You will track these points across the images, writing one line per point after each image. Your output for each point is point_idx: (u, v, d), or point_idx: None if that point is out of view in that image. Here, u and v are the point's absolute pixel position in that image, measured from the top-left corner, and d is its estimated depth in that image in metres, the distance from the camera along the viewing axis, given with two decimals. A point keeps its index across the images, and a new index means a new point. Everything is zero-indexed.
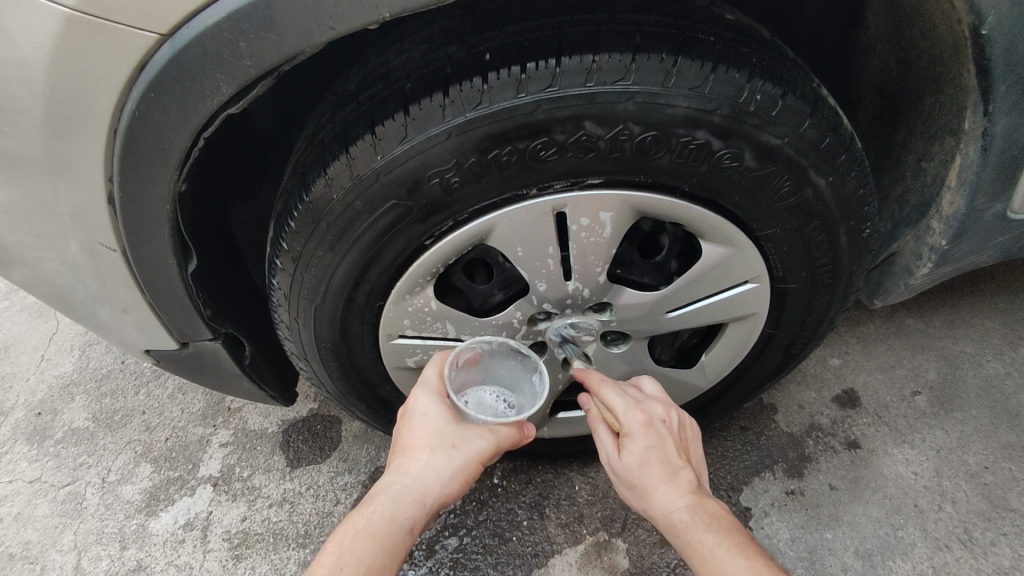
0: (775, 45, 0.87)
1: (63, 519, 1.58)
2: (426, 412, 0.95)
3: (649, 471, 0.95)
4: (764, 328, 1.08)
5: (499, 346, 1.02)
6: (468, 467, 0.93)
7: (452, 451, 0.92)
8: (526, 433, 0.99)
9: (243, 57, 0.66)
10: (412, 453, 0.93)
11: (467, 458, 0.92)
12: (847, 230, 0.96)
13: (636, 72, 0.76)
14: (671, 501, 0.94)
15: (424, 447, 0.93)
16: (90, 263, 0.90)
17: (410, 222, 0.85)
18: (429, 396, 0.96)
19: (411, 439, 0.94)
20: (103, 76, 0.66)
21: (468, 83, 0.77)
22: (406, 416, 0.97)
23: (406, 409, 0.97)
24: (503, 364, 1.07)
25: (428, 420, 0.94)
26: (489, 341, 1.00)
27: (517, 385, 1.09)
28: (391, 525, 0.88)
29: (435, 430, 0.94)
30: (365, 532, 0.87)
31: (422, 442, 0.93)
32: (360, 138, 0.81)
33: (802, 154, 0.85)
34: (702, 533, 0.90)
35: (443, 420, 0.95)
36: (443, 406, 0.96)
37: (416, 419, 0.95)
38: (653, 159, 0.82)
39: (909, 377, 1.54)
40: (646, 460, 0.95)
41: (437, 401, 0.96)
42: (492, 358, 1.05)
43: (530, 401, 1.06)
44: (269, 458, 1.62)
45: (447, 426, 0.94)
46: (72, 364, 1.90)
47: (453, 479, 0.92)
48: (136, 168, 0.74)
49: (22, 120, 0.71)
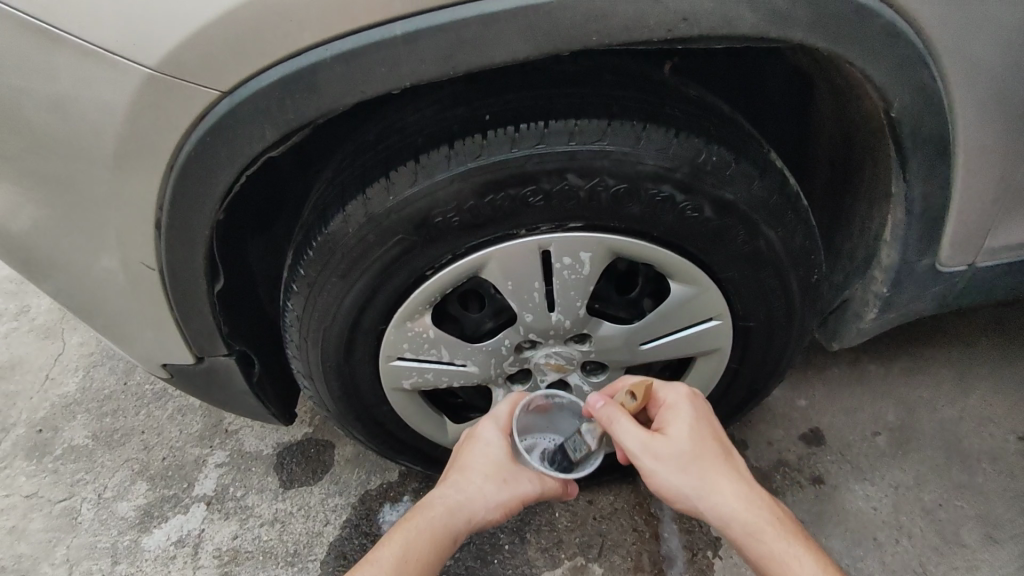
0: (732, 117, 1.02)
1: (57, 534, 1.63)
2: (490, 442, 1.09)
3: (703, 454, 0.98)
4: (728, 362, 1.20)
5: (569, 403, 1.15)
6: (512, 502, 1.06)
7: (502, 484, 1.06)
8: (569, 490, 1.14)
9: (287, 111, 0.79)
10: (468, 474, 1.06)
11: (514, 495, 1.06)
12: (799, 275, 1.09)
13: (611, 134, 0.90)
14: (728, 485, 0.97)
15: (481, 472, 1.06)
16: (128, 280, 1.01)
17: (414, 254, 0.97)
18: (496, 430, 1.10)
19: (470, 462, 1.07)
20: (169, 121, 0.79)
21: (471, 138, 0.91)
22: (471, 439, 1.11)
23: (472, 433, 1.11)
24: (568, 420, 1.19)
25: (491, 449, 1.08)
26: (562, 397, 1.14)
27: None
28: (442, 533, 1.00)
29: (492, 461, 1.07)
30: (425, 533, 1.00)
31: (480, 468, 1.06)
32: (375, 181, 0.94)
33: (754, 209, 0.99)
34: (771, 525, 0.95)
35: (501, 454, 1.08)
36: (504, 441, 1.09)
37: (479, 445, 1.09)
38: (625, 208, 0.95)
39: (870, 419, 1.65)
40: (698, 444, 0.99)
41: (501, 436, 1.10)
42: (560, 413, 1.17)
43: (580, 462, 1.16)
44: (263, 479, 1.68)
45: (503, 460, 1.07)
46: (75, 384, 1.96)
47: (496, 508, 1.05)
48: (185, 199, 0.87)
49: (91, 154, 0.83)
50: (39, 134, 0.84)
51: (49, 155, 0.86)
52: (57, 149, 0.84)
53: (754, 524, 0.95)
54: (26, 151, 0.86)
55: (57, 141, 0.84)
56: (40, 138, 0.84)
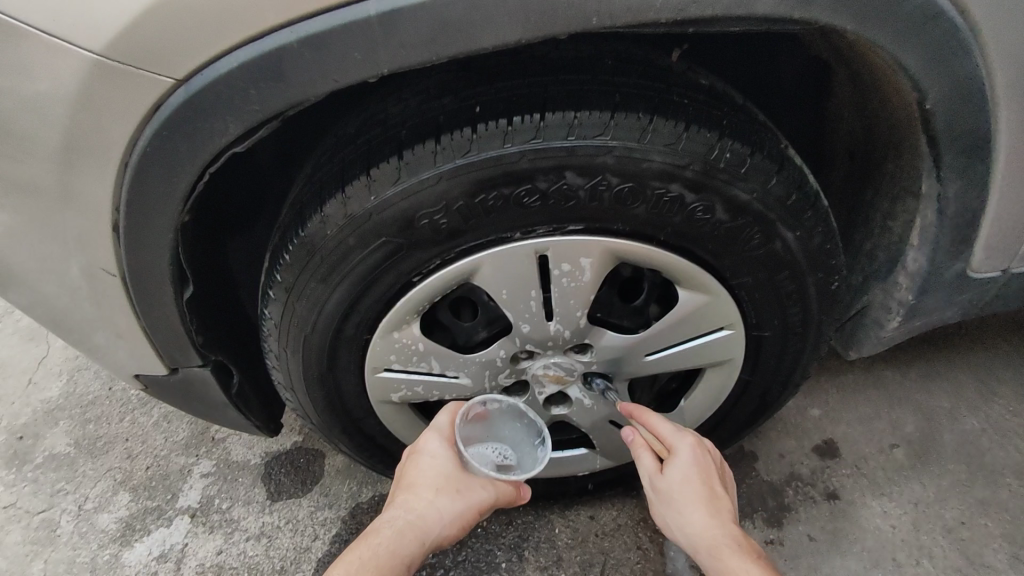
0: (746, 108, 0.94)
1: (35, 547, 1.52)
2: (434, 454, 1.03)
3: (699, 485, 0.98)
4: (740, 374, 1.12)
5: (509, 405, 1.11)
6: (467, 512, 1.01)
7: (455, 495, 1.00)
8: (523, 493, 1.08)
9: (252, 102, 0.72)
10: (416, 491, 1.00)
11: (468, 504, 1.01)
12: (817, 281, 1.01)
13: (614, 128, 0.82)
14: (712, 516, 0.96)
15: (430, 486, 1.00)
16: (90, 287, 0.94)
17: (399, 259, 0.89)
18: (439, 441, 1.04)
19: (417, 477, 1.01)
20: (121, 113, 0.72)
21: (459, 132, 0.83)
22: (414, 454, 1.04)
23: (414, 448, 1.05)
24: (508, 424, 1.14)
25: (437, 461, 1.02)
26: (501, 400, 1.09)
27: (516, 447, 1.15)
28: (393, 559, 0.94)
29: (440, 473, 1.02)
30: (372, 563, 0.92)
31: (428, 482, 1.00)
32: (355, 179, 0.86)
33: (770, 209, 0.90)
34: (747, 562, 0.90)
35: (448, 464, 1.03)
36: (450, 451, 1.04)
37: (424, 458, 1.03)
38: (630, 209, 0.87)
39: (887, 429, 1.57)
40: (693, 476, 0.99)
41: (445, 446, 1.04)
42: (499, 417, 1.13)
43: (529, 463, 1.13)
44: (250, 490, 1.57)
45: (452, 470, 1.02)
46: (59, 389, 1.85)
47: (451, 522, 1.00)
48: (144, 200, 0.80)
49: (39, 152, 0.76)
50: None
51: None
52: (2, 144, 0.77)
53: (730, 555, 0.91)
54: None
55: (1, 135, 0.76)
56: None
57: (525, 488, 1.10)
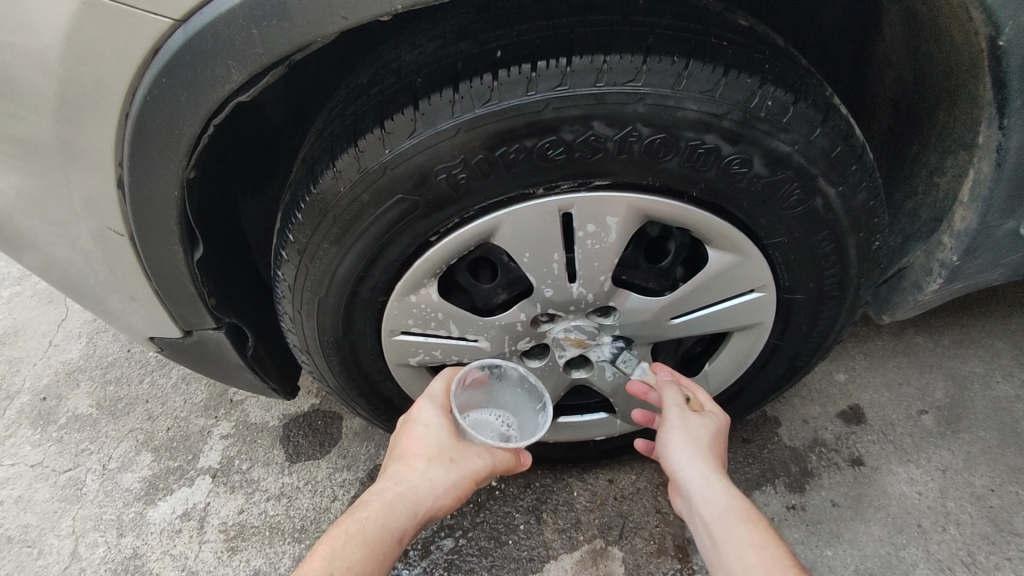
0: (788, 52, 0.87)
1: (63, 504, 1.52)
2: (428, 423, 0.99)
3: (713, 444, 0.96)
4: (769, 339, 1.07)
5: (510, 370, 1.09)
6: (463, 482, 0.96)
7: (449, 464, 0.96)
8: (523, 461, 1.05)
9: (255, 44, 0.68)
10: (408, 462, 0.96)
11: (462, 474, 0.96)
12: (857, 240, 0.95)
13: (646, 73, 0.76)
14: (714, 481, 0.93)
15: (422, 457, 0.96)
16: (99, 249, 0.91)
17: (415, 217, 0.85)
18: (433, 409, 1.01)
19: (409, 448, 0.98)
20: (117, 59, 0.69)
21: (479, 79, 0.77)
22: (407, 425, 1.01)
23: (408, 418, 1.02)
24: (509, 390, 1.13)
25: (430, 430, 0.99)
26: (502, 365, 1.07)
27: (517, 412, 1.14)
28: (382, 533, 0.89)
29: (434, 442, 0.98)
30: (357, 538, 0.87)
31: (421, 453, 0.97)
32: (369, 132, 0.81)
33: (811, 162, 0.84)
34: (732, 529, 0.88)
35: (443, 433, 0.99)
36: (445, 420, 1.00)
37: (417, 429, 0.99)
38: (662, 162, 0.81)
39: (916, 395, 1.52)
40: (714, 437, 0.97)
41: (440, 415, 1.00)
42: (499, 383, 1.11)
43: (530, 428, 1.11)
44: (269, 452, 1.57)
45: (446, 440, 0.99)
46: (79, 351, 1.86)
47: (446, 493, 0.95)
48: (147, 153, 0.77)
49: (36, 105, 0.73)
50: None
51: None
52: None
53: (725, 517, 0.87)
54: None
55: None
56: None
57: (525, 455, 1.07)
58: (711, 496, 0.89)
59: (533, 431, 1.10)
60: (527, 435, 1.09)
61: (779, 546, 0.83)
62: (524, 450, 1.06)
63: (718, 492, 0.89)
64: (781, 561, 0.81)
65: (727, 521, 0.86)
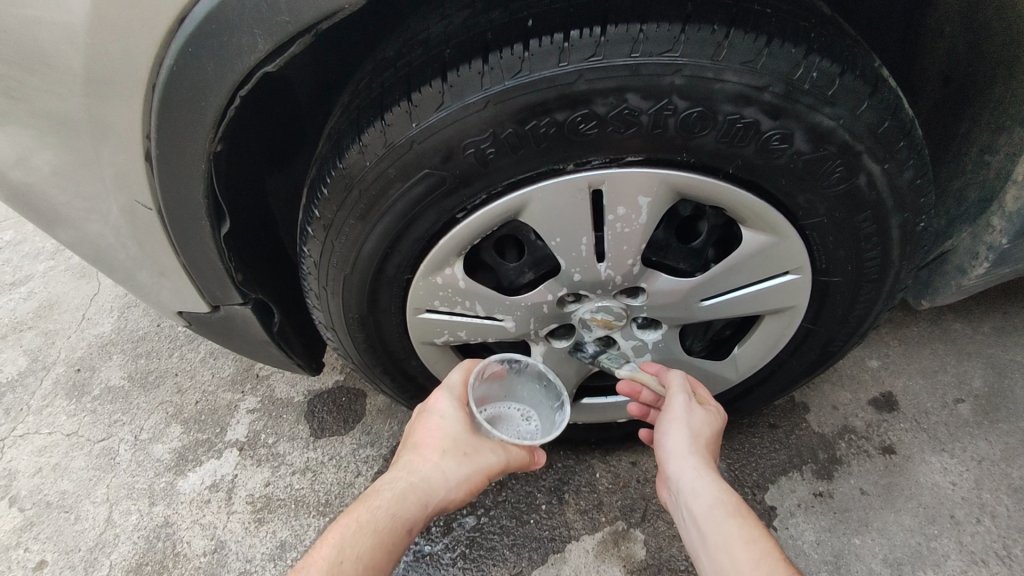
0: (835, 21, 0.82)
1: (97, 473, 1.57)
2: (444, 414, 1.00)
3: (708, 441, 0.97)
4: (802, 323, 1.04)
5: (529, 364, 1.08)
6: (475, 477, 0.96)
7: (463, 458, 0.96)
8: (536, 458, 1.05)
9: (282, 12, 0.66)
10: (422, 452, 0.96)
11: (476, 469, 0.96)
12: (901, 221, 0.91)
13: (684, 43, 0.73)
14: (709, 459, 0.94)
15: (437, 448, 0.96)
16: (130, 224, 0.92)
17: (442, 193, 0.83)
18: (450, 400, 1.01)
19: (424, 438, 0.98)
20: (143, 29, 0.68)
21: (511, 49, 0.75)
22: (423, 414, 1.02)
23: (424, 408, 1.02)
24: (527, 385, 1.13)
25: (446, 422, 0.99)
26: (520, 359, 1.07)
27: (537, 408, 1.13)
28: (390, 524, 0.89)
29: (448, 434, 0.98)
30: (367, 528, 0.88)
31: (435, 444, 0.97)
32: (396, 105, 0.79)
33: (857, 138, 0.81)
34: (727, 520, 0.86)
35: (459, 426, 0.99)
36: (460, 412, 1.01)
37: (433, 419, 1.00)
38: (697, 137, 0.78)
39: (952, 384, 1.47)
40: (712, 435, 0.99)
41: (456, 406, 1.01)
42: (517, 376, 1.11)
43: (548, 425, 1.10)
44: (294, 426, 1.60)
45: (461, 432, 0.99)
46: (111, 324, 1.90)
47: (459, 486, 0.95)
48: (175, 124, 0.76)
49: (63, 81, 0.73)
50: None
51: (8, 76, 0.74)
52: (16, 70, 0.73)
53: (718, 510, 0.87)
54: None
55: (14, 63, 0.72)
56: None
57: (539, 453, 1.06)
58: (701, 489, 0.89)
59: (550, 428, 1.09)
60: (543, 432, 1.09)
61: (768, 540, 0.84)
62: (537, 448, 1.06)
63: (712, 484, 0.90)
64: (769, 556, 0.81)
65: (716, 516, 0.86)
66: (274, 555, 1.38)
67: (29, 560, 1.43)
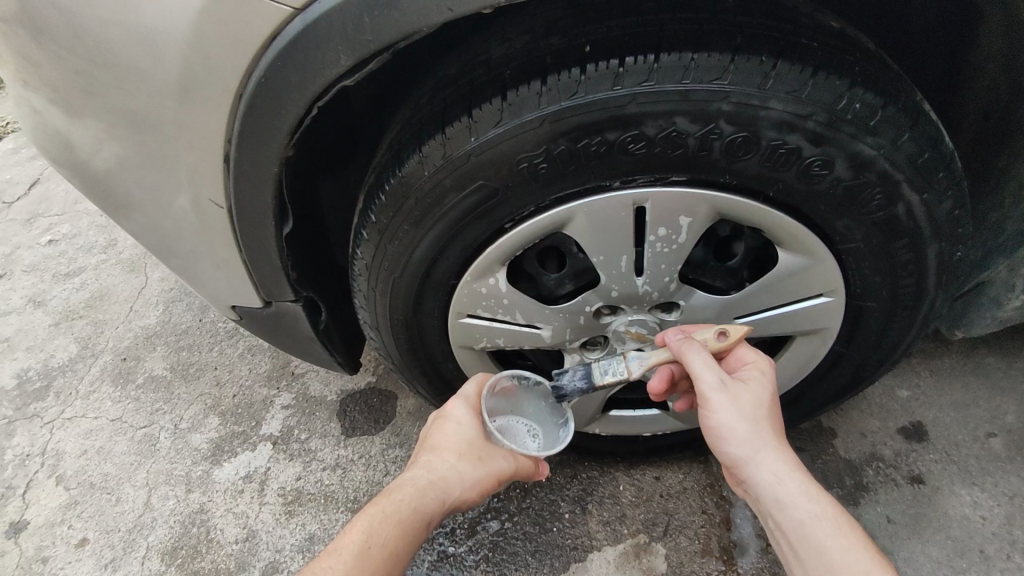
0: (879, 55, 0.86)
1: (139, 458, 1.64)
2: (460, 420, 1.04)
3: (767, 422, 0.92)
4: (834, 345, 1.06)
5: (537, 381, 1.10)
6: (489, 480, 1.01)
7: (477, 461, 1.01)
8: (541, 470, 1.10)
9: (365, 31, 0.73)
10: (440, 454, 1.01)
11: (490, 472, 1.01)
12: (938, 251, 0.93)
13: (733, 72, 0.77)
14: (781, 451, 0.90)
15: (454, 451, 1.01)
16: (198, 218, 0.99)
17: (494, 205, 0.88)
18: (465, 408, 1.05)
19: (441, 441, 1.02)
20: (238, 43, 0.75)
21: (568, 72, 0.80)
22: (439, 419, 1.05)
23: (441, 413, 1.06)
24: (533, 401, 1.14)
25: (462, 427, 1.03)
26: (530, 376, 1.10)
27: (541, 423, 1.14)
28: (412, 517, 0.93)
29: (464, 438, 1.02)
30: (392, 518, 0.91)
31: (452, 447, 1.01)
32: (456, 120, 0.85)
33: (897, 167, 0.84)
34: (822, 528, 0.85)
35: (473, 432, 1.03)
36: (474, 420, 1.04)
37: (450, 424, 1.04)
38: (741, 161, 0.82)
39: (984, 418, 1.47)
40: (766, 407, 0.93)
41: (471, 414, 1.05)
42: (525, 392, 1.13)
43: (552, 440, 1.11)
44: (326, 424, 1.65)
45: (475, 438, 1.03)
46: (156, 317, 1.99)
47: (473, 488, 0.99)
48: (255, 131, 0.83)
49: (159, 86, 0.80)
50: (97, 58, 0.80)
51: (107, 81, 0.82)
52: (114, 75, 0.80)
53: (814, 518, 0.86)
54: (84, 74, 0.83)
55: (115, 68, 0.80)
56: (99, 62, 0.80)
57: (544, 465, 1.11)
58: (789, 496, 0.87)
59: (553, 444, 1.10)
60: (546, 448, 1.10)
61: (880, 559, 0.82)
62: (542, 461, 1.10)
63: (797, 489, 0.87)
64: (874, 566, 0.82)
65: (813, 523, 0.85)
66: (304, 547, 1.43)
67: (72, 537, 1.50)
